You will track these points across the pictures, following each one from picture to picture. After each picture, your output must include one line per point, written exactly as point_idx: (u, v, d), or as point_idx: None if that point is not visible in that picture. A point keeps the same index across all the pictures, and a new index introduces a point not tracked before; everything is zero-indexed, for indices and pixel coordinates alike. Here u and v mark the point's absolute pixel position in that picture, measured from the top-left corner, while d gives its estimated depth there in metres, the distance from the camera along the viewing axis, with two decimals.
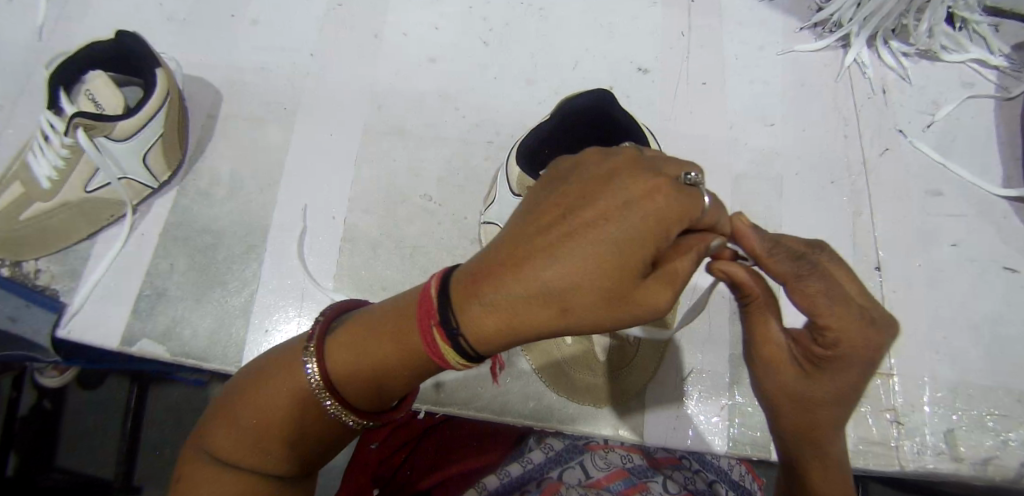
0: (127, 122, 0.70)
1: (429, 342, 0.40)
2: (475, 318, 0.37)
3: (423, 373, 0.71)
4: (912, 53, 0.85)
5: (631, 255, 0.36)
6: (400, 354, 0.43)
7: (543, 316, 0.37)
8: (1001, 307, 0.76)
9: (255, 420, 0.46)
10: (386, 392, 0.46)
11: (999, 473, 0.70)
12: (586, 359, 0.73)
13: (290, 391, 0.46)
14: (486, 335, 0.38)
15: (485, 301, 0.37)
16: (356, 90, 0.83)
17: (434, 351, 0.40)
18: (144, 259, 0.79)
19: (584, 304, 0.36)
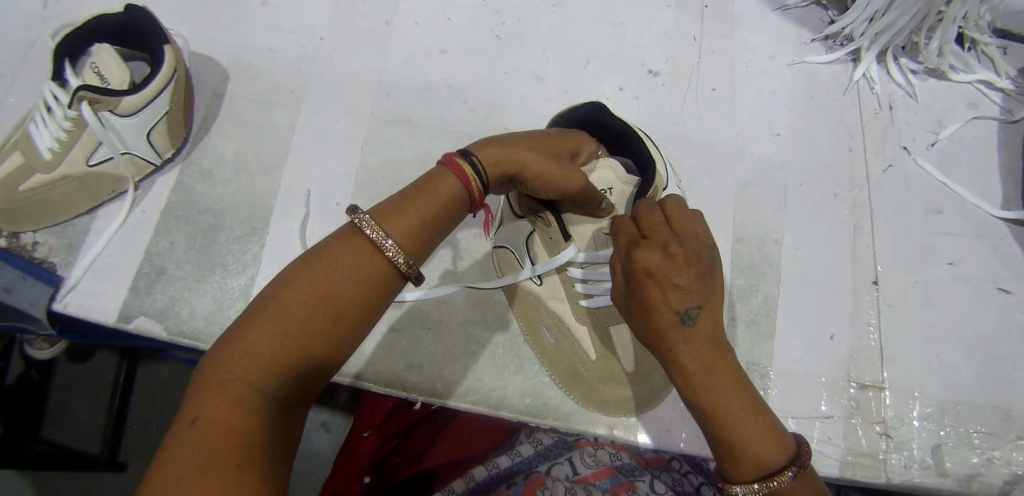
0: (133, 98, 0.69)
1: (458, 171, 0.52)
2: (490, 160, 0.53)
3: (440, 369, 0.71)
4: (920, 71, 0.85)
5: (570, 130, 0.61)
6: (435, 184, 0.52)
7: (534, 158, 0.54)
8: (994, 327, 0.77)
9: (257, 341, 0.44)
10: (402, 222, 0.49)
11: (983, 489, 0.71)
12: (613, 373, 0.69)
13: (319, 286, 0.46)
14: (487, 165, 0.53)
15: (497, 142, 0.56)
16: (364, 77, 0.82)
17: (461, 178, 0.52)
18: (143, 236, 0.78)
19: (549, 155, 0.55)
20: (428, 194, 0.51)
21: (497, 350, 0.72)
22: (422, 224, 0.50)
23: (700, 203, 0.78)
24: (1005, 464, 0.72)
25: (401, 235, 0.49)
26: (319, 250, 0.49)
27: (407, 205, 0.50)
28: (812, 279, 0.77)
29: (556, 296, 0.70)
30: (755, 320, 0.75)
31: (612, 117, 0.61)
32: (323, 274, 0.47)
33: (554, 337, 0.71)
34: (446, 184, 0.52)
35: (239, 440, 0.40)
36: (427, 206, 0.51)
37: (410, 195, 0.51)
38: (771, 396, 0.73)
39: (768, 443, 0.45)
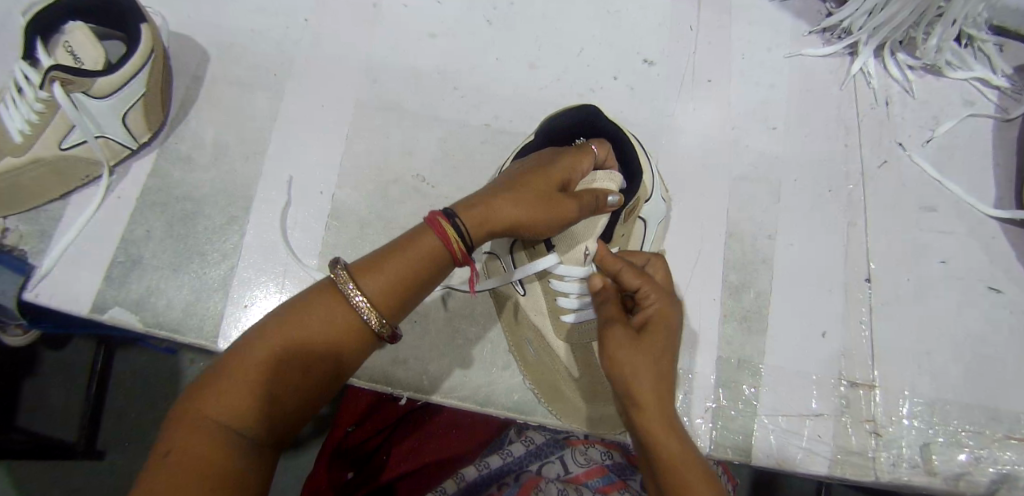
0: (108, 79, 0.66)
1: (439, 230, 0.48)
2: (473, 220, 0.49)
3: (431, 367, 0.69)
4: (917, 67, 0.84)
5: (564, 149, 0.57)
6: (415, 243, 0.48)
7: (523, 212, 0.51)
8: (984, 327, 0.76)
9: (230, 389, 0.44)
10: (380, 284, 0.47)
11: (969, 488, 0.71)
12: (596, 389, 0.67)
13: (290, 335, 0.46)
14: (471, 226, 0.49)
15: (482, 193, 0.51)
16: (351, 61, 0.79)
17: (441, 238, 0.48)
18: (119, 222, 0.75)
19: (541, 202, 0.52)
20: (407, 255, 0.48)
21: (485, 346, 0.71)
22: (401, 281, 0.48)
23: (693, 197, 0.76)
24: (991, 463, 0.72)
25: (378, 296, 0.47)
26: (295, 303, 0.48)
27: (385, 264, 0.47)
28: (805, 275, 0.76)
29: (537, 309, 0.68)
30: (748, 317, 0.74)
31: (604, 122, 0.61)
32: (301, 326, 0.46)
33: (536, 350, 0.69)
34: (427, 243, 0.48)
35: (207, 471, 0.41)
36: (405, 265, 0.48)
37: (389, 256, 0.48)
38: (762, 394, 0.72)
39: None
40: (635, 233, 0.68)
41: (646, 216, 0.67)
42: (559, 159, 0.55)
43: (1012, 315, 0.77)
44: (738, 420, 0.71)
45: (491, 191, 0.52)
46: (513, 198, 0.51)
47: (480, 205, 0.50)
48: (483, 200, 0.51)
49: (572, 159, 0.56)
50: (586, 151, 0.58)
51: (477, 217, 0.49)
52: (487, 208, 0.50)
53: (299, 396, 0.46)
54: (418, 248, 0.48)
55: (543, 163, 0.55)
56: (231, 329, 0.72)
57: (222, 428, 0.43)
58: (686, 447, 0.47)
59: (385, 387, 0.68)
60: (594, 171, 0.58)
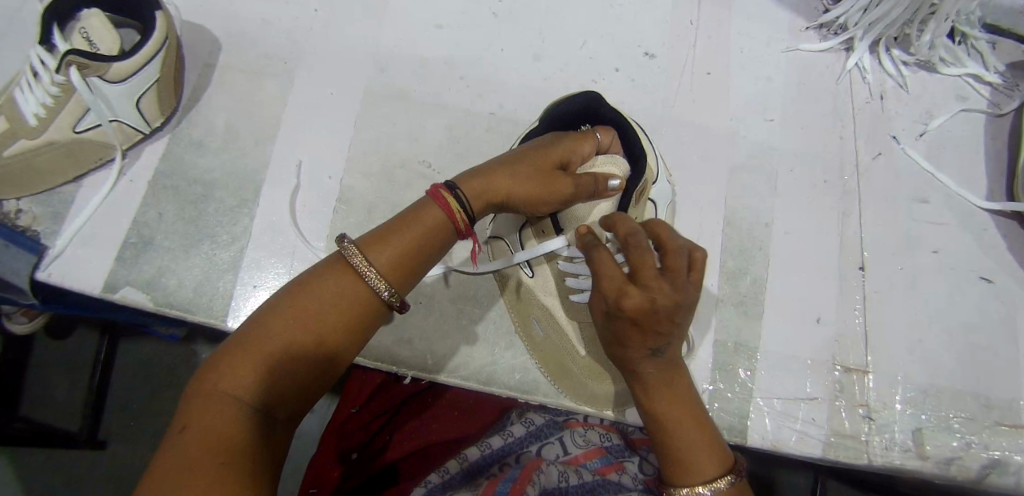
0: (123, 64, 0.68)
1: (441, 201, 0.53)
2: (473, 195, 0.54)
3: (436, 348, 0.71)
4: (911, 63, 0.86)
5: (566, 133, 0.60)
6: (420, 214, 0.53)
7: (518, 188, 0.55)
8: (976, 316, 0.78)
9: (242, 363, 0.45)
10: (384, 250, 0.50)
11: (960, 472, 0.73)
12: (603, 369, 0.67)
13: (302, 309, 0.48)
14: (470, 198, 0.54)
15: (484, 170, 0.56)
16: (359, 51, 0.81)
17: (444, 211, 0.52)
18: (130, 205, 0.77)
19: (536, 181, 0.55)
20: (411, 225, 0.52)
21: (488, 326, 0.72)
22: (404, 250, 0.51)
23: (692, 186, 0.78)
24: (982, 449, 0.74)
25: (382, 263, 0.50)
26: (301, 282, 0.50)
27: (391, 232, 0.51)
28: (801, 263, 0.77)
29: (546, 291, 0.67)
30: (744, 303, 0.76)
31: (603, 106, 0.62)
32: (305, 301, 0.48)
33: (544, 330, 0.69)
34: (430, 215, 0.52)
35: (226, 442, 0.42)
36: (409, 235, 0.51)
37: (395, 225, 0.52)
38: (757, 378, 0.73)
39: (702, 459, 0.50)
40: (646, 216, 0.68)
41: (655, 197, 0.68)
42: (559, 142, 0.58)
43: (1003, 305, 0.79)
44: (734, 403, 0.72)
45: (489, 167, 0.56)
46: (511, 173, 0.55)
47: (480, 179, 0.55)
48: (482, 175, 0.55)
49: (573, 142, 0.59)
50: (588, 136, 0.61)
51: (475, 190, 0.54)
52: (485, 183, 0.55)
53: (308, 367, 0.48)
54: (424, 220, 0.52)
55: (543, 142, 0.58)
56: (240, 309, 0.74)
57: (234, 401, 0.44)
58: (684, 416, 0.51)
59: (392, 367, 0.70)
60: (597, 155, 0.61)
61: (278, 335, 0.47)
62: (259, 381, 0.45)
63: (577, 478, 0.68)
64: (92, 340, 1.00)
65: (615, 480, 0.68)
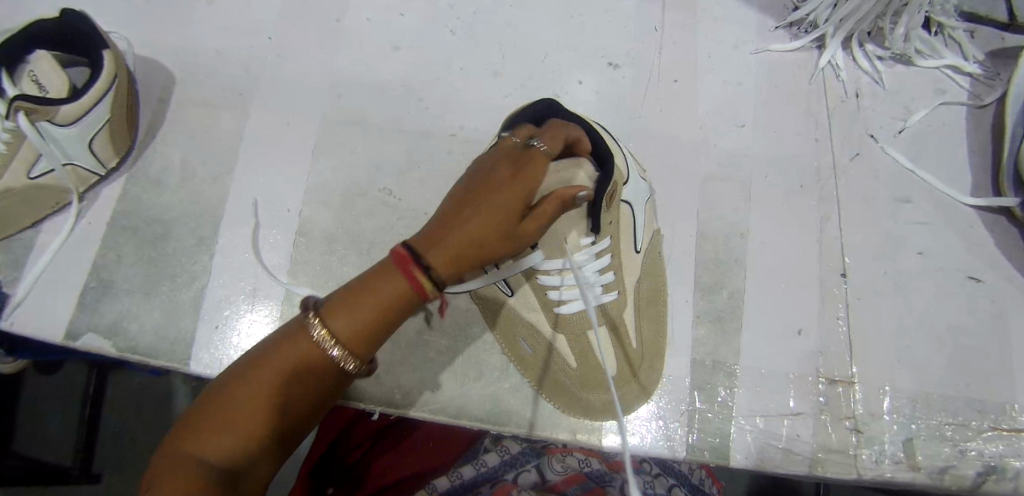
0: (71, 106, 0.66)
1: (411, 280, 0.45)
2: (441, 261, 0.46)
3: (402, 383, 0.69)
4: (887, 57, 0.83)
5: (514, 152, 0.48)
6: (382, 288, 0.46)
7: (495, 246, 0.47)
8: (964, 317, 0.75)
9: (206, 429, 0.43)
10: (355, 327, 0.46)
11: (955, 482, 0.70)
12: (596, 378, 0.68)
13: (269, 373, 0.45)
14: (442, 269, 0.46)
15: (440, 229, 0.46)
16: (314, 77, 0.79)
17: (413, 284, 0.46)
18: (89, 248, 0.76)
19: (512, 227, 0.47)
20: (378, 298, 0.45)
21: (455, 358, 0.70)
22: (376, 327, 0.46)
23: (663, 198, 0.76)
24: (977, 457, 0.71)
25: (357, 341, 0.46)
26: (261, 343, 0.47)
27: (356, 314, 0.46)
28: (779, 272, 0.75)
29: (528, 306, 0.69)
30: (721, 318, 0.73)
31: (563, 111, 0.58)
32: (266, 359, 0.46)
33: (531, 346, 0.69)
34: (397, 286, 0.46)
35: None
36: (379, 303, 0.46)
37: (357, 303, 0.46)
38: (738, 395, 0.71)
39: None
40: (625, 218, 0.67)
41: (631, 199, 0.67)
42: (514, 171, 0.46)
43: (993, 304, 0.76)
44: (714, 422, 0.70)
45: (445, 227, 0.46)
46: (478, 235, 0.46)
47: (442, 245, 0.46)
48: (443, 240, 0.46)
49: (525, 165, 0.47)
50: (537, 152, 0.48)
51: (444, 259, 0.45)
52: (452, 252, 0.46)
53: (281, 429, 0.46)
54: (389, 291, 0.46)
55: (496, 180, 0.47)
56: (203, 351, 0.72)
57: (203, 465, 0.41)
58: None
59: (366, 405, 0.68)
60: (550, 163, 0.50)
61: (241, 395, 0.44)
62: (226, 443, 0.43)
63: None
64: (81, 375, 0.98)
65: None
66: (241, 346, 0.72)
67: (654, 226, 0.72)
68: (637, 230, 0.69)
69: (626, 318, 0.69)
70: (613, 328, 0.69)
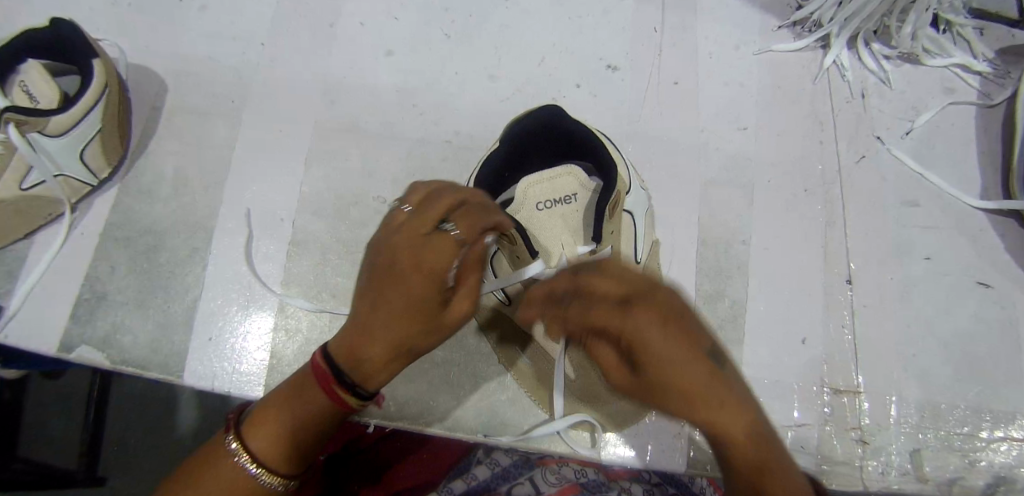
0: (61, 117, 0.65)
1: (332, 397, 0.47)
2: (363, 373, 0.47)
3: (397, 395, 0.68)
4: (893, 56, 0.81)
5: (416, 253, 0.44)
6: (308, 404, 0.48)
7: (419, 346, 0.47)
8: (974, 325, 0.74)
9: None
10: (289, 441, 0.48)
11: (963, 494, 0.69)
12: (592, 390, 0.68)
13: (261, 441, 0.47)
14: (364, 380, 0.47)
15: (354, 345, 0.46)
16: (308, 83, 0.78)
17: (335, 400, 0.47)
18: (82, 259, 0.75)
19: (422, 330, 0.46)
20: (295, 402, 0.48)
21: (450, 371, 0.69)
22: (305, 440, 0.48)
23: (663, 204, 0.74)
24: (986, 468, 0.70)
25: (290, 459, 0.48)
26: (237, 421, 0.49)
27: (282, 432, 0.47)
28: (783, 279, 0.73)
29: None
30: (722, 327, 0.71)
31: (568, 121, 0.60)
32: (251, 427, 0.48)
33: (530, 358, 0.69)
34: (324, 401, 0.47)
35: None
36: (390, 312, 0.45)
37: (284, 418, 0.48)
38: None
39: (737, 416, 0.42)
40: (625, 227, 0.65)
41: (632, 208, 0.65)
42: (420, 285, 0.45)
43: (1003, 310, 0.74)
44: None
45: (357, 347, 0.46)
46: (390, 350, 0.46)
47: (361, 364, 0.46)
48: (359, 358, 0.46)
49: (432, 269, 0.44)
50: (443, 250, 0.44)
51: (366, 374, 0.47)
52: (370, 366, 0.47)
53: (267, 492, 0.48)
54: (316, 405, 0.48)
55: (398, 291, 0.45)
56: (196, 363, 0.71)
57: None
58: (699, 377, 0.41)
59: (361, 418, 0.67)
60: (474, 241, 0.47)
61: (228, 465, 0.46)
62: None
63: None
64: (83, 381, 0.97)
65: None
66: (235, 357, 0.71)
67: (654, 237, 0.71)
68: (637, 238, 0.66)
69: None
70: None
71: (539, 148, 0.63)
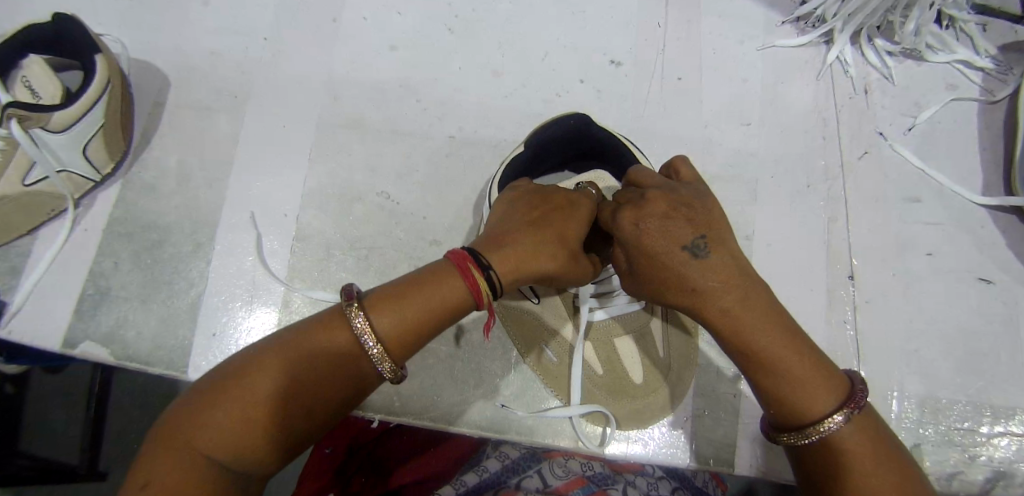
0: (64, 112, 0.65)
1: (468, 277, 0.45)
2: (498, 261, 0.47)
3: (412, 392, 0.68)
4: (897, 52, 0.81)
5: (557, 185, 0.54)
6: (433, 284, 0.46)
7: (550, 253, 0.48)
8: (975, 320, 0.74)
9: (183, 438, 0.40)
10: (399, 324, 0.44)
11: (963, 488, 0.69)
12: (621, 386, 0.68)
13: (277, 367, 0.43)
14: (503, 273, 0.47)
15: (499, 239, 0.48)
16: (311, 78, 0.78)
17: (469, 286, 0.45)
18: (86, 254, 0.75)
19: (561, 237, 0.49)
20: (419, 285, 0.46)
21: (455, 366, 0.69)
22: (415, 329, 0.45)
23: None
24: (986, 462, 0.70)
25: (392, 342, 0.44)
26: (267, 345, 0.45)
27: (404, 302, 0.45)
28: (786, 275, 0.73)
29: (554, 314, 0.68)
30: None
31: (592, 128, 0.61)
32: (263, 362, 0.43)
33: (556, 355, 0.68)
34: (450, 285, 0.45)
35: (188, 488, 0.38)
36: (543, 220, 0.50)
37: (405, 295, 0.45)
38: (744, 399, 0.70)
39: (796, 359, 0.48)
40: None
41: None
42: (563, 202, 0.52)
43: (1005, 306, 0.74)
44: (720, 428, 0.69)
45: (496, 240, 0.48)
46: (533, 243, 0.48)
47: (497, 253, 0.47)
48: (497, 246, 0.48)
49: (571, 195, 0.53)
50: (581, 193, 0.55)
51: (506, 259, 0.47)
52: (513, 253, 0.47)
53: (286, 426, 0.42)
54: (429, 292, 0.45)
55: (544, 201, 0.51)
56: (200, 358, 0.71)
57: (191, 470, 0.39)
58: (740, 299, 0.48)
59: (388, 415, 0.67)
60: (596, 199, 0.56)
61: (227, 405, 0.41)
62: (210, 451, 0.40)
63: None
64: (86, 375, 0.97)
65: None
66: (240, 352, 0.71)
67: None
68: None
69: (654, 328, 0.69)
70: (639, 336, 0.68)
71: (561, 152, 0.63)
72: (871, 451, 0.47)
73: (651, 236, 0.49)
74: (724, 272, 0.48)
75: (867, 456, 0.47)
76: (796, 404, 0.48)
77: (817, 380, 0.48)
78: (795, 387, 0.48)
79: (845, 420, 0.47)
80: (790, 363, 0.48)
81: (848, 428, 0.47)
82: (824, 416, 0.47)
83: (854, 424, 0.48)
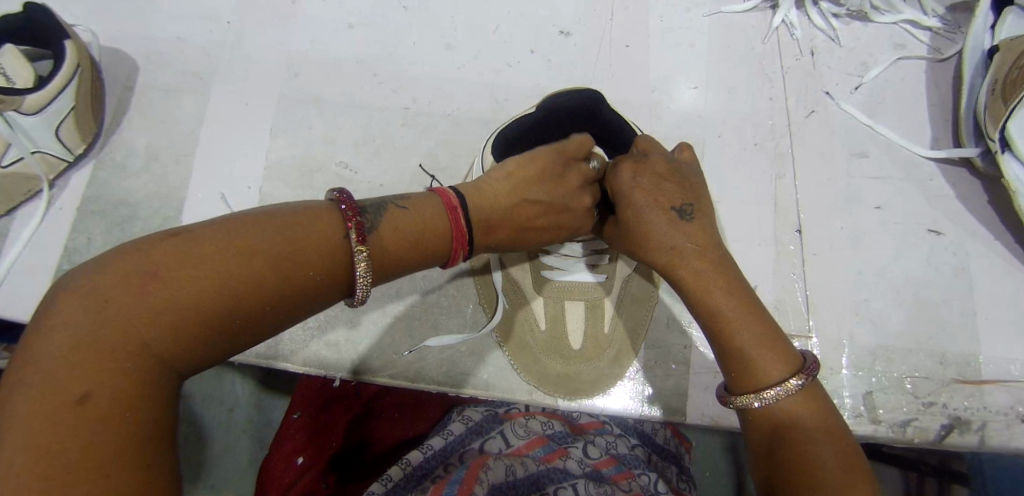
0: (35, 96, 0.68)
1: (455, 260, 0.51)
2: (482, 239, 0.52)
3: (378, 342, 0.71)
4: (842, 15, 0.83)
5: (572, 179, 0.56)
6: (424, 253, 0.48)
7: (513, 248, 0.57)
8: (925, 270, 0.75)
9: (115, 326, 0.34)
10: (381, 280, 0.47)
11: (918, 435, 0.70)
12: (558, 346, 0.71)
13: (245, 254, 0.39)
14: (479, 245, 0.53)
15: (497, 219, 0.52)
16: (271, 58, 0.81)
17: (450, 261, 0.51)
18: (60, 231, 0.77)
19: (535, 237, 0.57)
20: (419, 248, 0.47)
21: (416, 321, 0.72)
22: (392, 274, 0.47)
23: None
24: (941, 409, 0.71)
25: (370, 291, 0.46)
26: (230, 227, 0.40)
27: (399, 257, 0.46)
28: (735, 230, 0.75)
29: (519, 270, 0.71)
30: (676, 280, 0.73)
31: (608, 113, 0.61)
32: (225, 249, 0.38)
33: (509, 302, 0.72)
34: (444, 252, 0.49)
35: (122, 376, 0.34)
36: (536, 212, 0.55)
37: (405, 254, 0.47)
38: (695, 352, 0.71)
39: (754, 323, 0.50)
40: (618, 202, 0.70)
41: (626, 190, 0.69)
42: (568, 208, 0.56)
43: (954, 256, 0.75)
44: (671, 379, 0.70)
45: (496, 216, 0.52)
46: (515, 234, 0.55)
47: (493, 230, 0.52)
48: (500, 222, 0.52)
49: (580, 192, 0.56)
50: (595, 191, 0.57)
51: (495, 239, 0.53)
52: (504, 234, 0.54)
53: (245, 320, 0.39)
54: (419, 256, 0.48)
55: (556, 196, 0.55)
56: None
57: (129, 355, 0.34)
58: (709, 265, 0.52)
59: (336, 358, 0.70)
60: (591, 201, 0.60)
61: (179, 287, 0.36)
62: (147, 341, 0.35)
63: (522, 471, 0.67)
64: None
65: (558, 467, 0.68)
66: None
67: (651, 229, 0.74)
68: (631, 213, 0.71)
69: (606, 303, 0.71)
70: (590, 307, 0.71)
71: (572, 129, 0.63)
72: (820, 426, 0.47)
73: (641, 191, 0.53)
74: (698, 235, 0.53)
75: (817, 432, 0.47)
76: (753, 363, 0.49)
77: (782, 349, 0.50)
78: (755, 344, 0.49)
79: (799, 388, 0.48)
80: (744, 323, 0.50)
81: (798, 396, 0.48)
82: (775, 383, 0.48)
83: (802, 394, 0.48)
